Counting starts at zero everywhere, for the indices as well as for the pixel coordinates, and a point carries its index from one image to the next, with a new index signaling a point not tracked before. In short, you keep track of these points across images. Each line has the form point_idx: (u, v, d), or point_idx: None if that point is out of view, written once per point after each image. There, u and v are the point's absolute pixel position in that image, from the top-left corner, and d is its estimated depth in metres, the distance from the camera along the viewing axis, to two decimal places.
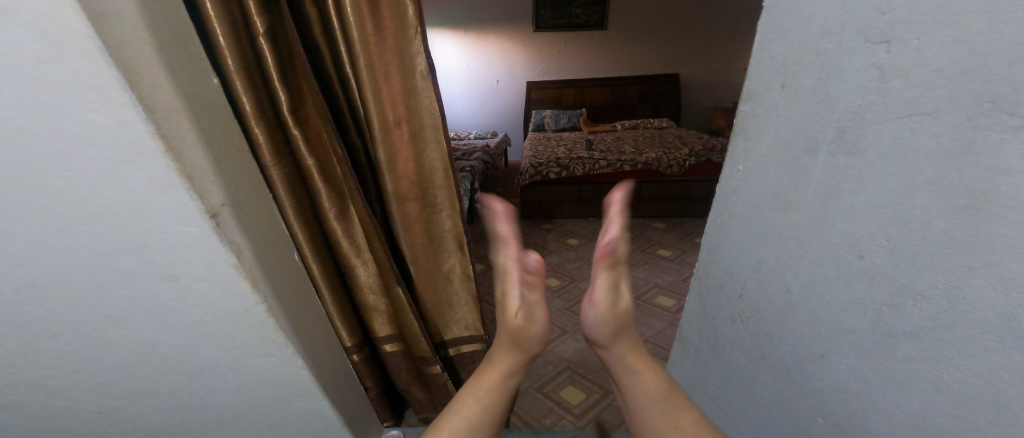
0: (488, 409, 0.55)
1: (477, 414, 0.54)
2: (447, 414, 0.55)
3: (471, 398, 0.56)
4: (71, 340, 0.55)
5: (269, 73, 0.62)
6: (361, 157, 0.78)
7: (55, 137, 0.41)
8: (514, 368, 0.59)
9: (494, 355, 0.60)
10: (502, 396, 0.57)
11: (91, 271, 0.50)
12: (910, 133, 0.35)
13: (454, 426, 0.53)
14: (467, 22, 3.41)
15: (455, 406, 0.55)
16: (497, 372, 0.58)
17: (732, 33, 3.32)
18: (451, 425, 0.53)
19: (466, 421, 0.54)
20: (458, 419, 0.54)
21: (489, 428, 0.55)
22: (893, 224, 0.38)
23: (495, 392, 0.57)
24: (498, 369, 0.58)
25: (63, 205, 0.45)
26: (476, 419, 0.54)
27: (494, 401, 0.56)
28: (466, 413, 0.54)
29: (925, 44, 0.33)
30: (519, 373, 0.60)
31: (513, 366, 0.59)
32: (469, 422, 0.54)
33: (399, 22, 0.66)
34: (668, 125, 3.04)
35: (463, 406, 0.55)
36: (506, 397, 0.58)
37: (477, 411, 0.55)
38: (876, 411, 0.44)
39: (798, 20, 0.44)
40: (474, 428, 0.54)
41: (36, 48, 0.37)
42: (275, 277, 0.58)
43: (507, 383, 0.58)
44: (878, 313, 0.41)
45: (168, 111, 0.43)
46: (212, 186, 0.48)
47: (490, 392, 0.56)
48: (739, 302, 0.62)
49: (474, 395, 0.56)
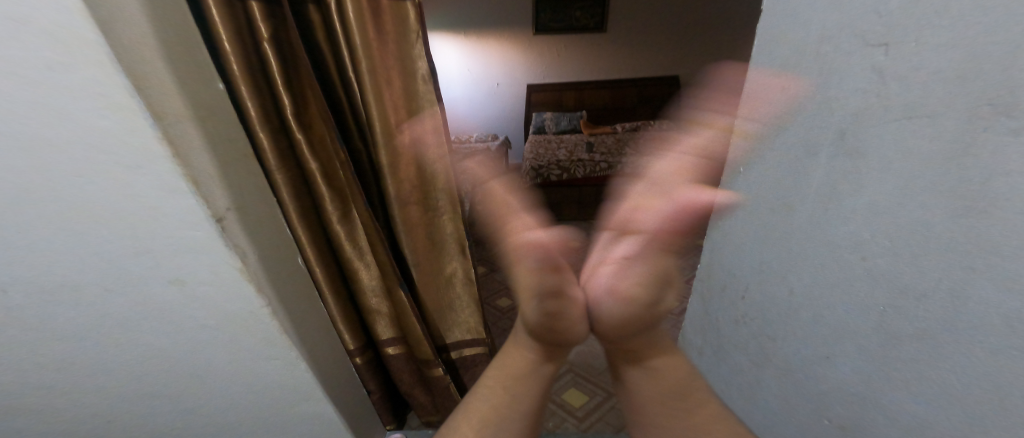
0: (514, 401, 0.46)
1: (500, 404, 0.45)
2: (471, 398, 0.47)
3: (494, 383, 0.47)
4: (74, 343, 0.55)
5: (274, 78, 0.62)
6: (364, 162, 0.79)
7: (63, 143, 0.42)
8: (537, 356, 0.48)
9: (518, 336, 0.50)
10: (529, 388, 0.47)
11: (98, 275, 0.50)
12: (911, 135, 0.36)
13: (480, 414, 0.45)
14: (468, 27, 3.45)
15: (480, 392, 0.47)
16: (522, 359, 0.48)
17: (730, 35, 3.33)
18: (475, 415, 0.45)
19: (490, 407, 0.45)
20: (483, 405, 0.45)
21: (519, 427, 0.44)
22: (895, 225, 0.38)
23: (521, 384, 0.47)
24: (524, 356, 0.48)
25: (71, 210, 0.45)
26: (499, 412, 0.44)
27: (523, 391, 0.46)
28: (488, 403, 0.45)
29: (921, 48, 0.34)
30: (545, 362, 0.48)
31: (537, 351, 0.48)
32: (491, 414, 0.44)
33: (403, 28, 0.68)
34: (669, 126, 3.01)
35: (487, 392, 0.47)
36: (537, 392, 0.47)
37: (500, 398, 0.45)
38: (882, 414, 0.44)
39: (797, 25, 0.46)
40: (497, 423, 0.44)
41: (47, 55, 0.37)
42: (277, 281, 0.58)
43: (533, 374, 0.48)
44: (881, 315, 0.41)
45: (176, 117, 0.44)
46: (217, 191, 0.49)
47: (513, 381, 0.47)
48: (742, 303, 0.62)
49: (499, 381, 0.47)
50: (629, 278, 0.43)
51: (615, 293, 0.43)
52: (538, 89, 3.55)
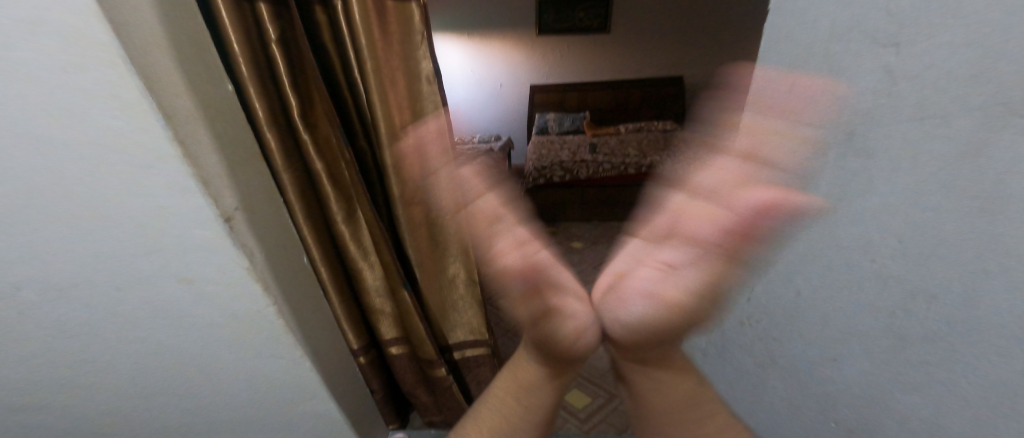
0: (528, 413, 0.44)
1: (512, 415, 0.44)
2: (482, 407, 0.46)
3: (505, 393, 0.45)
4: (84, 340, 0.56)
5: (281, 79, 0.63)
6: (368, 162, 0.79)
7: (76, 144, 0.42)
8: (553, 369, 0.44)
9: (523, 347, 0.47)
10: (543, 400, 0.44)
11: (108, 273, 0.50)
12: (921, 135, 0.36)
13: (489, 423, 0.44)
14: (471, 28, 3.46)
15: (490, 399, 0.46)
16: (533, 370, 0.45)
17: (734, 37, 3.32)
18: (484, 423, 0.44)
19: (500, 419, 0.44)
20: (491, 416, 0.44)
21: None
22: (905, 226, 0.38)
23: (533, 394, 0.44)
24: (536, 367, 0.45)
25: (83, 209, 0.46)
26: (510, 422, 0.43)
27: (535, 402, 0.44)
28: (500, 413, 0.44)
29: (933, 46, 0.34)
30: (561, 375, 0.45)
31: (548, 367, 0.44)
32: (502, 424, 0.44)
33: (406, 27, 0.67)
34: (672, 128, 2.99)
35: (498, 402, 0.45)
36: (552, 401, 0.45)
37: (511, 409, 0.44)
38: (891, 417, 0.43)
39: (804, 24, 0.46)
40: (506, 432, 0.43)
41: (63, 57, 0.38)
42: (283, 280, 0.58)
43: (546, 387, 0.45)
44: (890, 317, 0.41)
45: (186, 118, 0.44)
46: (225, 191, 0.49)
47: (525, 392, 0.44)
48: (748, 304, 0.62)
49: (510, 390, 0.45)
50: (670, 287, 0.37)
51: (652, 301, 0.38)
52: (540, 90, 3.56)
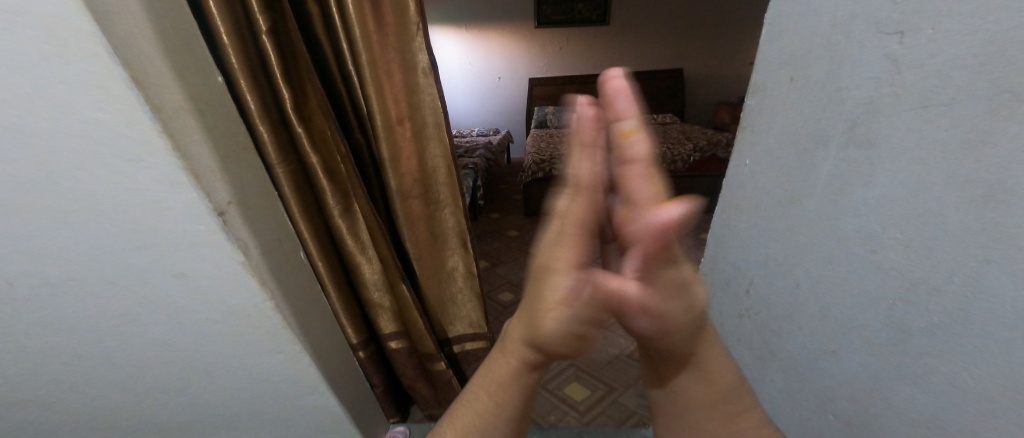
0: (501, 409, 0.41)
1: (487, 412, 0.41)
2: (460, 404, 0.44)
3: (481, 390, 0.42)
4: (81, 335, 0.55)
5: (274, 72, 0.61)
6: (364, 156, 0.79)
7: (62, 136, 0.41)
8: (531, 365, 0.40)
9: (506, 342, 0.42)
10: (519, 399, 0.41)
11: (101, 268, 0.50)
12: (925, 125, 0.35)
13: (464, 421, 0.42)
14: (470, 21, 3.42)
15: (468, 396, 0.44)
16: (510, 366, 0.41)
17: (734, 28, 3.30)
18: (459, 422, 0.42)
19: (475, 416, 0.41)
20: (467, 414, 0.42)
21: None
22: (909, 217, 0.37)
23: (510, 393, 0.41)
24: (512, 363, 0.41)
25: (73, 204, 0.45)
26: (485, 419, 0.41)
27: (508, 400, 0.41)
28: (476, 410, 0.42)
29: (938, 34, 0.33)
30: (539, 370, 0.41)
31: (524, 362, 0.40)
32: (476, 422, 0.41)
33: (403, 19, 0.66)
34: (672, 120, 2.97)
35: (473, 400, 0.43)
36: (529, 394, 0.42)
37: (487, 406, 0.41)
38: (890, 409, 0.43)
39: (806, 13, 0.45)
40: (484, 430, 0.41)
41: (44, 47, 0.37)
42: (280, 274, 0.58)
43: (520, 382, 0.41)
44: (890, 309, 0.41)
45: (175, 110, 0.43)
46: (218, 184, 0.48)
47: (500, 391, 0.41)
48: (748, 297, 0.62)
49: (486, 387, 0.42)
50: (662, 287, 0.31)
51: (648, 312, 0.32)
52: (540, 83, 3.54)
